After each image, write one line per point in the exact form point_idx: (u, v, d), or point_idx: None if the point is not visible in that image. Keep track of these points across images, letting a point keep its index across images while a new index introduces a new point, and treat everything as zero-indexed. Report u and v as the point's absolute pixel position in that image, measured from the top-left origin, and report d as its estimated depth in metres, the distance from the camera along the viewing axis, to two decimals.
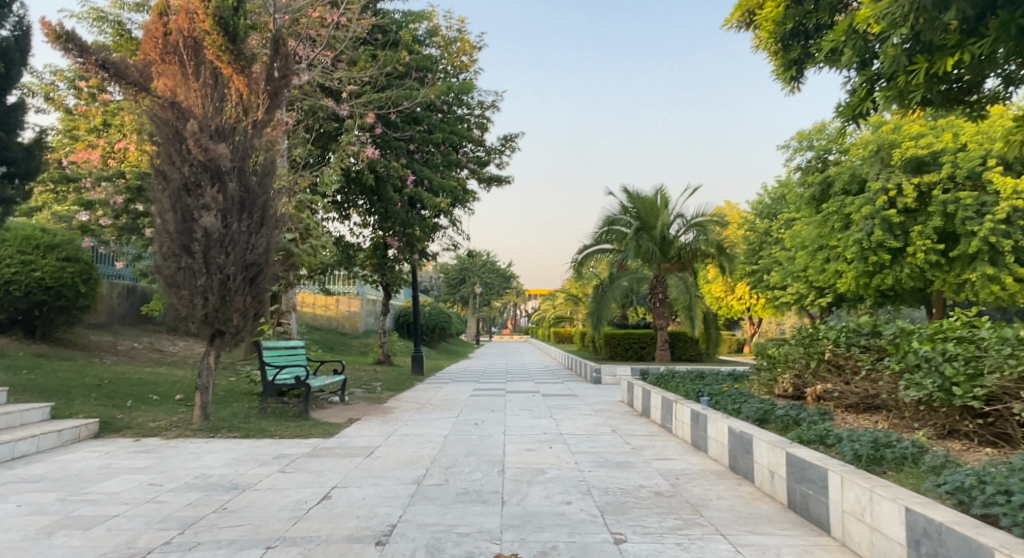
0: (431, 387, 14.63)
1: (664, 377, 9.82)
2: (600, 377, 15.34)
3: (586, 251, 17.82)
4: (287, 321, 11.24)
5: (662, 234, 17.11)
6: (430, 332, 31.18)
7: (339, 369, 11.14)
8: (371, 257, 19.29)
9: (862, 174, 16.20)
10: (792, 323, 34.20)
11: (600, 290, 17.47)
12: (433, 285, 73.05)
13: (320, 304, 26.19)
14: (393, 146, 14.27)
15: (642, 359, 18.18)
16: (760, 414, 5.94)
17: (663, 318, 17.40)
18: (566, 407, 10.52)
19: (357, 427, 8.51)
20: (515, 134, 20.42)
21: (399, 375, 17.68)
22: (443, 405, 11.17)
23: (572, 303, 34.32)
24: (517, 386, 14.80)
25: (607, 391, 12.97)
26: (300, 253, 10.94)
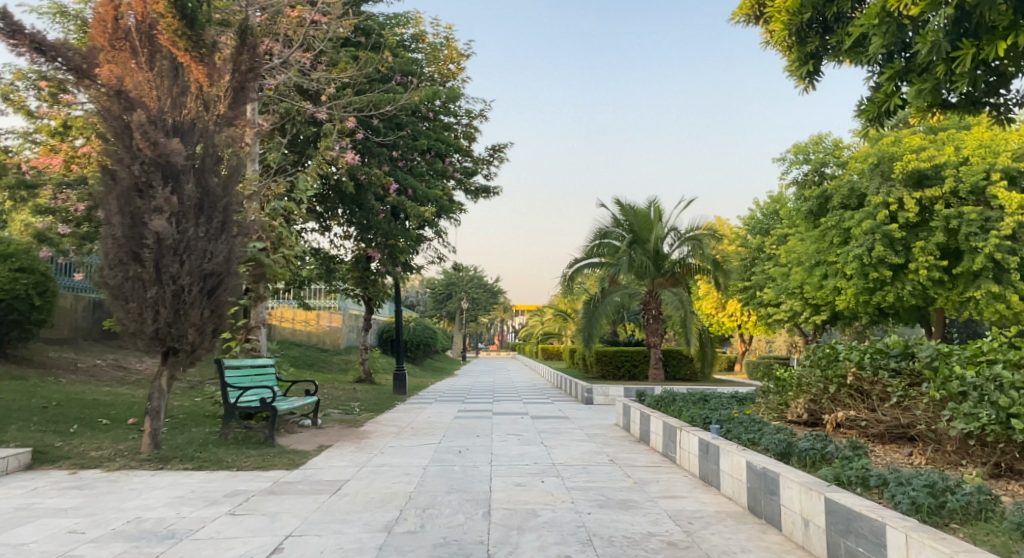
0: (413, 408, 13.78)
1: (664, 400, 9.10)
2: (591, 397, 14.57)
3: (577, 265, 17.14)
4: (256, 338, 10.44)
5: (655, 248, 16.50)
6: (414, 349, 30.26)
7: (312, 390, 10.29)
8: (352, 270, 18.47)
9: (860, 188, 15.63)
10: (783, 341, 33.68)
11: (591, 306, 16.77)
12: (420, 300, 72.07)
13: (301, 320, 25.30)
14: (375, 153, 13.67)
15: (634, 378, 17.44)
16: (783, 448, 5.20)
17: (657, 335, 16.71)
18: (557, 432, 9.73)
19: (326, 457, 7.66)
20: (503, 144, 19.83)
21: (380, 394, 16.79)
22: (424, 429, 10.34)
23: (561, 320, 33.57)
24: (505, 407, 13.99)
25: (600, 413, 12.19)
26: (272, 264, 10.14)
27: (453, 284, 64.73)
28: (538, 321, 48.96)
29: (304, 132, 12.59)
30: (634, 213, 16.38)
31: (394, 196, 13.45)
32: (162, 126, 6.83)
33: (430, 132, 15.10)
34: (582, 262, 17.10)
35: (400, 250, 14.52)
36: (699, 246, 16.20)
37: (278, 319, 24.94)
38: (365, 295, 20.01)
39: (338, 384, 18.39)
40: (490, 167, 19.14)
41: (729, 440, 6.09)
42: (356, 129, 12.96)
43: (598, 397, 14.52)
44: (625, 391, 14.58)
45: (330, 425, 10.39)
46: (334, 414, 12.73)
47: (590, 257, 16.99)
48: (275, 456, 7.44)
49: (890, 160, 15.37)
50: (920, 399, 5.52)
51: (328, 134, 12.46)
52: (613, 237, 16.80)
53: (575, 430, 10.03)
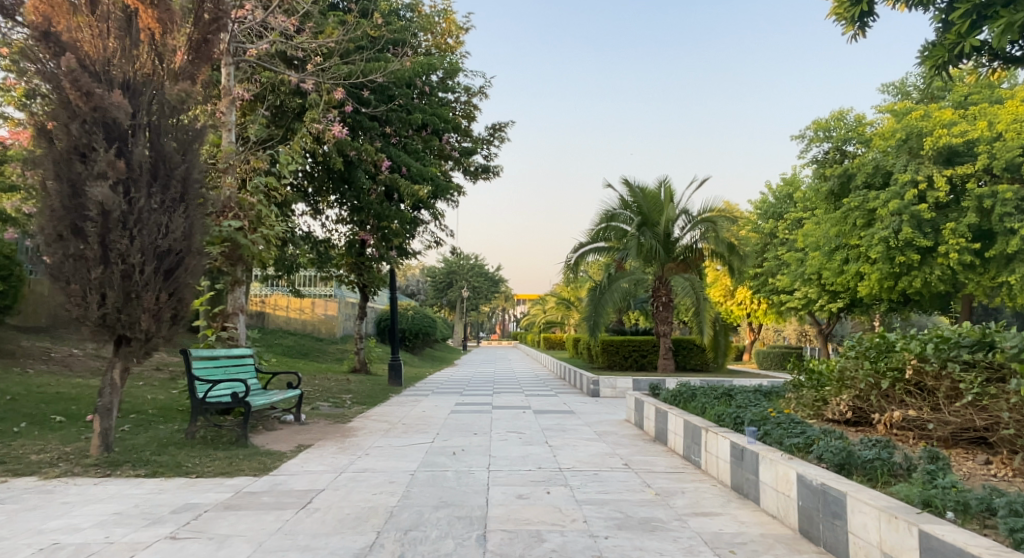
0: (408, 401, 12.89)
1: (683, 395, 8.17)
2: (598, 390, 13.65)
3: (582, 249, 16.20)
4: (233, 326, 9.51)
5: (666, 232, 15.53)
6: (413, 337, 29.40)
7: (294, 383, 9.38)
8: (346, 255, 17.57)
9: (885, 165, 14.80)
10: (793, 330, 32.74)
11: (598, 293, 15.84)
12: (421, 288, 71.18)
13: (295, 308, 24.71)
14: (366, 127, 12.67)
15: (642, 368, 16.51)
16: (842, 458, 4.27)
17: (667, 324, 15.78)
18: (563, 430, 8.81)
19: (303, 460, 6.76)
20: (505, 122, 18.82)
21: (374, 386, 15.91)
22: (417, 425, 9.43)
23: (565, 308, 32.63)
24: (506, 400, 13.09)
25: (610, 408, 11.28)
26: (249, 245, 9.20)
27: (454, 272, 63.86)
28: (541, 310, 48.05)
29: (289, 104, 11.64)
30: (643, 194, 15.41)
31: (386, 175, 12.48)
32: (109, 80, 5.96)
33: (426, 107, 14.16)
34: (587, 246, 16.15)
35: (394, 233, 13.57)
36: (713, 229, 15.23)
37: (272, 307, 24.38)
38: (359, 282, 19.06)
39: (331, 376, 17.48)
40: (490, 147, 18.15)
41: (770, 445, 5.15)
42: (345, 101, 12.02)
43: (605, 389, 13.63)
44: (634, 383, 13.68)
45: (314, 421, 9.49)
46: (322, 408, 11.82)
47: (597, 241, 16.06)
48: (244, 460, 6.53)
49: (918, 136, 14.40)
50: (1003, 399, 4.63)
51: (313, 105, 11.50)
52: (621, 220, 15.84)
53: (582, 427, 9.11)
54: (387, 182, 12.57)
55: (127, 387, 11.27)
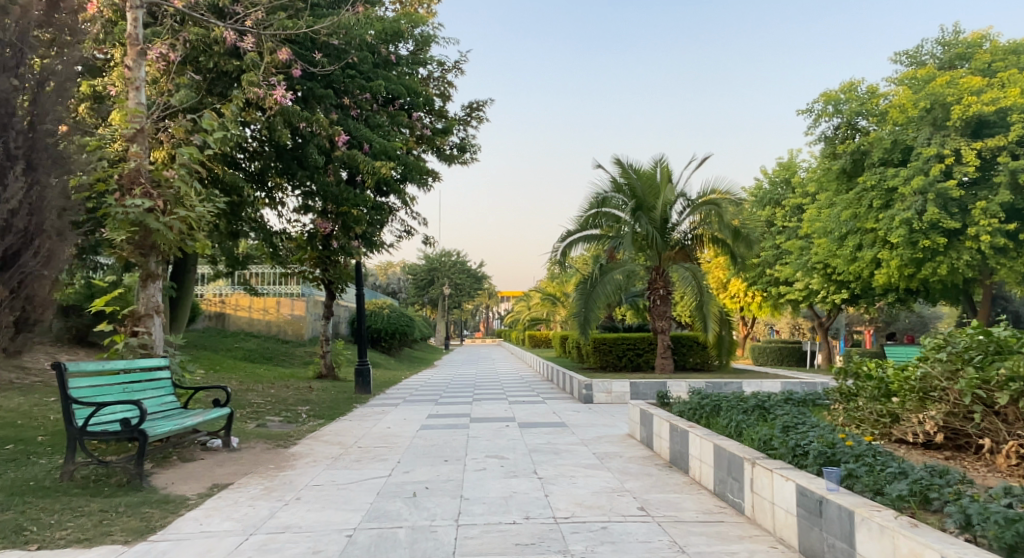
0: (372, 413, 11.13)
1: (705, 405, 6.52)
2: (591, 396, 12.02)
3: (571, 238, 14.60)
4: (146, 331, 7.69)
5: (663, 217, 13.92)
6: (389, 338, 27.58)
7: (221, 399, 7.62)
8: (306, 249, 15.75)
9: (905, 140, 13.36)
10: (786, 324, 31.44)
11: (589, 286, 14.23)
12: (401, 286, 69.14)
13: (259, 308, 22.88)
14: (320, 96, 10.90)
15: (638, 369, 14.87)
16: (1016, 532, 2.65)
17: (666, 320, 14.15)
18: (555, 452, 7.12)
19: (207, 511, 5.00)
20: (482, 100, 17.11)
21: (337, 394, 14.12)
22: (375, 448, 7.69)
23: (550, 305, 31.00)
24: (486, 409, 11.40)
25: (608, 418, 9.64)
26: (162, 230, 7.39)
27: (435, 269, 62.05)
28: (525, 307, 46.46)
29: (225, 67, 9.82)
30: (638, 175, 13.83)
31: (342, 152, 10.67)
32: None
33: (391, 76, 12.46)
34: (576, 235, 14.56)
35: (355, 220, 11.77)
36: (717, 211, 13.60)
37: (233, 307, 22.69)
38: (324, 278, 17.23)
39: (293, 383, 15.64)
40: (467, 127, 16.39)
41: (864, 497, 3.53)
42: (292, 63, 10.26)
43: (599, 394, 12.00)
44: (631, 387, 12.06)
45: (249, 447, 7.71)
46: (270, 428, 10.00)
47: (588, 228, 14.48)
48: (123, 513, 4.77)
49: (942, 105, 12.94)
50: None
51: (251, 67, 9.67)
52: (614, 204, 14.28)
53: (578, 447, 7.44)
54: (343, 160, 10.77)
55: (28, 404, 9.38)
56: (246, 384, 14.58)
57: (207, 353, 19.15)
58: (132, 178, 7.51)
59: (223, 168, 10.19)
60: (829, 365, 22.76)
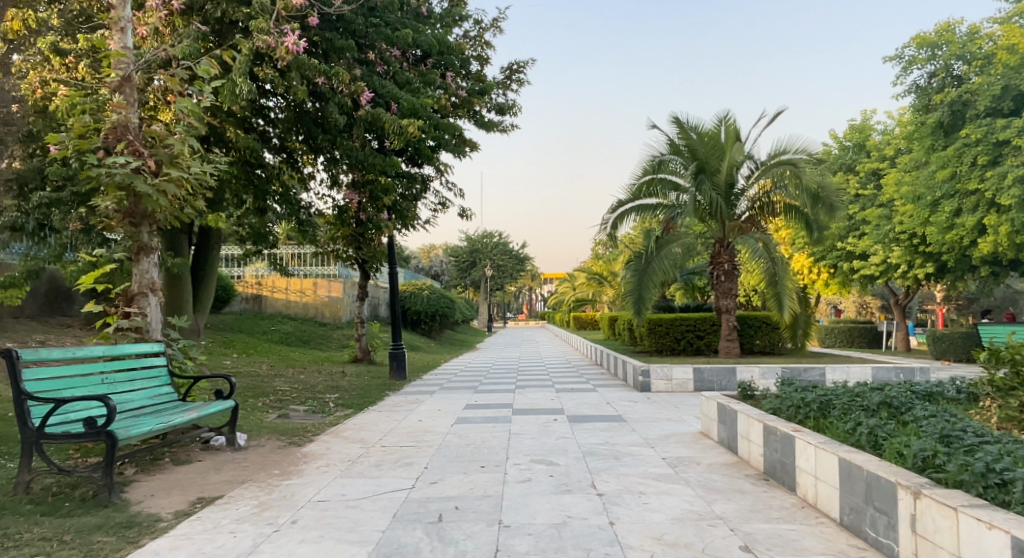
0: (404, 403, 10.05)
1: (810, 400, 5.11)
2: (648, 383, 10.69)
3: (622, 208, 13.17)
4: (140, 313, 6.66)
5: (728, 181, 12.32)
6: (429, 320, 26.67)
7: (224, 391, 6.56)
8: (337, 225, 14.76)
9: (1019, 84, 11.42)
10: (852, 302, 29.31)
11: (643, 261, 12.84)
12: (443, 268, 68.56)
13: (295, 290, 22.15)
14: (340, 48, 9.69)
15: (699, 352, 13.39)
16: None
17: (729, 298, 12.59)
18: (615, 456, 5.84)
19: (177, 539, 3.91)
20: (523, 60, 15.70)
21: (371, 380, 13.16)
22: (401, 448, 6.54)
23: (596, 285, 29.56)
24: (531, 398, 10.18)
25: (673, 411, 8.30)
26: (153, 194, 6.33)
27: (476, 251, 61.23)
28: (569, 288, 45.13)
29: (233, 15, 8.70)
30: (699, 135, 12.23)
31: (366, 111, 9.47)
32: None
33: (420, 27, 11.18)
34: (629, 204, 13.13)
35: (382, 189, 10.60)
36: (795, 173, 11.66)
37: (270, 290, 22.00)
38: (358, 257, 16.25)
39: (327, 368, 14.77)
40: (507, 89, 15.01)
41: None
42: (308, 10, 9.09)
43: (658, 380, 10.67)
44: (695, 373, 10.66)
45: (258, 445, 6.68)
46: (293, 420, 9.02)
47: (644, 195, 13.03)
48: (67, 544, 3.71)
49: None
50: None
51: (261, 13, 8.51)
52: (672, 168, 12.76)
53: (644, 449, 6.14)
54: (367, 121, 9.57)
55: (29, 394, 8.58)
56: (277, 369, 13.76)
57: (242, 337, 18.52)
58: (120, 135, 6.47)
59: (235, 131, 9.17)
60: (906, 347, 20.77)
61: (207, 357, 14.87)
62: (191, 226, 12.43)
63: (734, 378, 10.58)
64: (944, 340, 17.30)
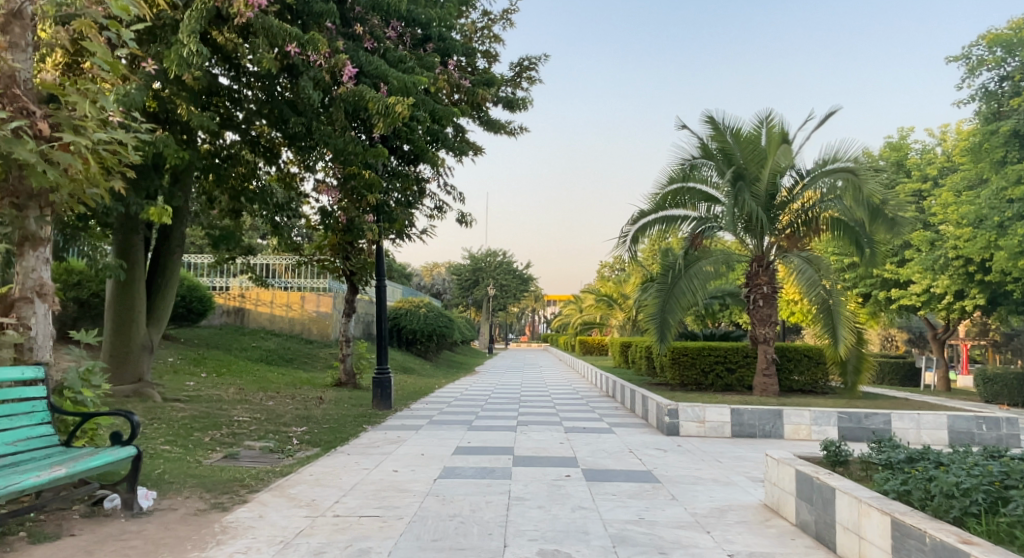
0: (381, 442, 8.32)
1: (965, 485, 3.34)
2: (676, 426, 8.95)
3: (644, 220, 11.51)
4: (19, 327, 4.97)
5: (770, 190, 10.63)
6: (427, 340, 24.94)
7: (124, 435, 4.84)
8: (322, 232, 13.13)
9: None
10: (878, 334, 27.51)
11: (668, 280, 11.19)
12: (445, 286, 66.85)
13: (282, 304, 20.49)
14: (318, 13, 8.12)
15: (729, 389, 11.61)
16: None
17: (768, 326, 10.90)
18: (659, 549, 4.08)
19: None
20: (535, 55, 14.18)
21: (351, 409, 11.42)
22: (360, 518, 4.79)
23: (605, 308, 27.79)
24: (537, 440, 8.43)
25: (717, 470, 6.53)
26: (42, 168, 4.69)
27: (480, 269, 59.60)
28: (576, 311, 43.35)
29: None
30: (736, 140, 10.71)
31: (346, 90, 7.82)
32: None
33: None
34: (652, 216, 11.49)
35: (366, 184, 8.95)
36: (854, 181, 9.75)
37: (254, 302, 20.31)
38: (345, 269, 14.68)
39: (303, 393, 13.02)
40: (517, 86, 13.45)
41: None
42: None
43: (688, 422, 8.96)
44: (732, 415, 8.91)
45: (168, 509, 4.95)
46: (240, 464, 7.27)
47: (670, 207, 11.42)
48: None
49: None
50: None
51: None
52: (704, 178, 11.21)
53: (696, 535, 4.39)
54: (348, 101, 7.96)
55: None
56: (245, 393, 12.02)
57: (217, 354, 16.84)
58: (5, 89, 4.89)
59: (187, 107, 7.61)
60: (947, 388, 18.99)
61: (169, 377, 13.16)
62: (149, 223, 10.89)
63: (779, 422, 8.83)
64: (996, 381, 15.50)
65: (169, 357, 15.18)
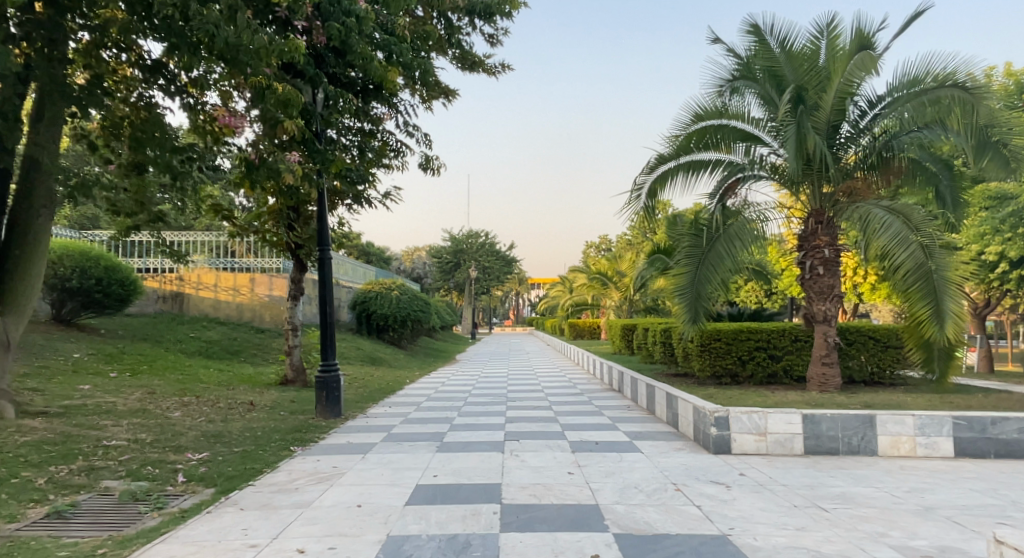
0: (305, 477, 5.66)
1: None
2: (728, 439, 6.41)
3: (663, 167, 8.88)
4: None
5: (833, 120, 8.05)
6: (400, 327, 22.22)
7: None
8: (252, 190, 10.34)
9: None
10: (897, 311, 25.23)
11: (701, 244, 8.59)
12: (425, 270, 63.82)
13: (227, 287, 17.72)
14: None
15: (772, 380, 9.14)
16: None
17: (829, 301, 8.39)
18: None
19: None
20: None
21: (288, 418, 8.72)
22: None
23: (597, 288, 25.22)
24: (534, 470, 5.82)
25: (836, 537, 3.95)
26: None
27: (461, 251, 56.64)
28: (564, 292, 40.79)
29: None
30: (785, 55, 8.23)
31: None
32: None
33: None
34: (674, 162, 8.84)
35: (282, 102, 6.13)
36: (965, 101, 7.11)
37: (195, 286, 17.49)
38: (290, 241, 11.93)
39: (232, 396, 10.27)
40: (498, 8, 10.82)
41: None
42: None
43: (743, 435, 6.43)
44: (804, 423, 6.39)
45: None
46: (63, 532, 4.51)
47: (698, 150, 8.79)
48: None
49: None
50: None
51: None
52: (740, 111, 8.65)
53: None
54: None
55: None
56: (150, 401, 9.25)
57: (141, 348, 14.01)
58: None
59: None
60: (990, 369, 16.76)
61: (61, 379, 10.36)
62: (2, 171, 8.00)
63: (872, 433, 6.33)
64: None
65: (75, 353, 12.34)
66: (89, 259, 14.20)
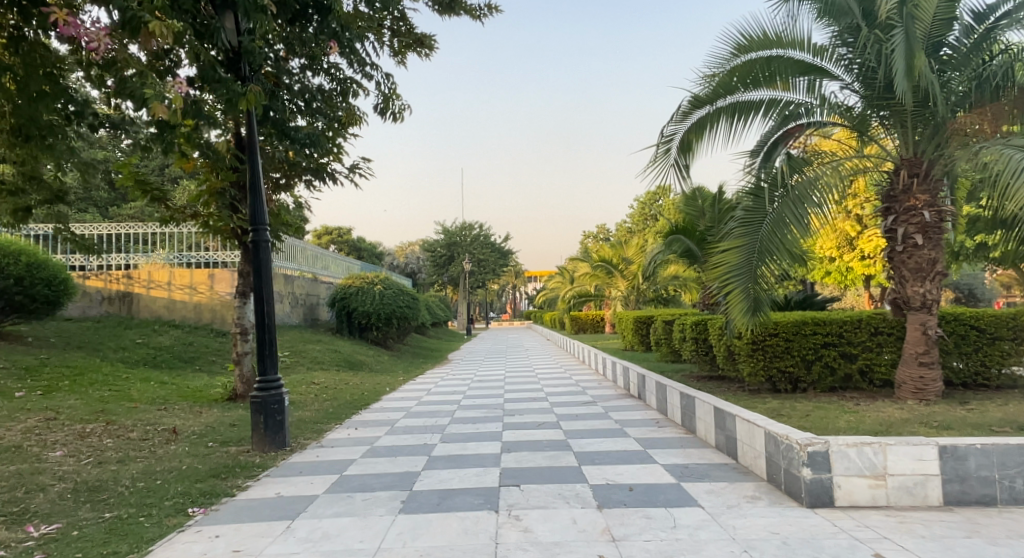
0: None
1: None
2: (830, 486, 4.31)
3: (700, 113, 6.74)
4: None
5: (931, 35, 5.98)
6: (386, 325, 20.02)
7: None
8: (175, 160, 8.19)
9: None
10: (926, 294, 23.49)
11: (756, 210, 6.46)
12: (419, 265, 61.40)
13: (182, 285, 15.53)
14: None
15: (843, 386, 7.11)
16: None
17: (929, 281, 6.36)
18: None
19: None
20: None
21: (214, 452, 6.59)
22: None
23: (601, 277, 23.06)
24: (546, 551, 3.71)
25: None
26: None
27: (455, 244, 54.24)
28: (563, 283, 38.48)
29: None
30: None
31: None
32: None
33: None
34: (713, 106, 6.71)
35: None
36: None
37: (145, 285, 15.34)
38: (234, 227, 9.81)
39: (156, 420, 8.12)
40: None
41: None
42: None
43: (852, 479, 4.34)
44: (942, 461, 4.31)
45: None
46: None
47: (745, 91, 6.67)
48: None
49: None
50: None
51: None
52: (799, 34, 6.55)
53: None
54: None
55: None
56: (39, 434, 7.09)
57: (70, 358, 11.84)
58: None
59: None
60: None
61: None
62: None
63: None
64: None
65: None
66: (6, 255, 11.99)
